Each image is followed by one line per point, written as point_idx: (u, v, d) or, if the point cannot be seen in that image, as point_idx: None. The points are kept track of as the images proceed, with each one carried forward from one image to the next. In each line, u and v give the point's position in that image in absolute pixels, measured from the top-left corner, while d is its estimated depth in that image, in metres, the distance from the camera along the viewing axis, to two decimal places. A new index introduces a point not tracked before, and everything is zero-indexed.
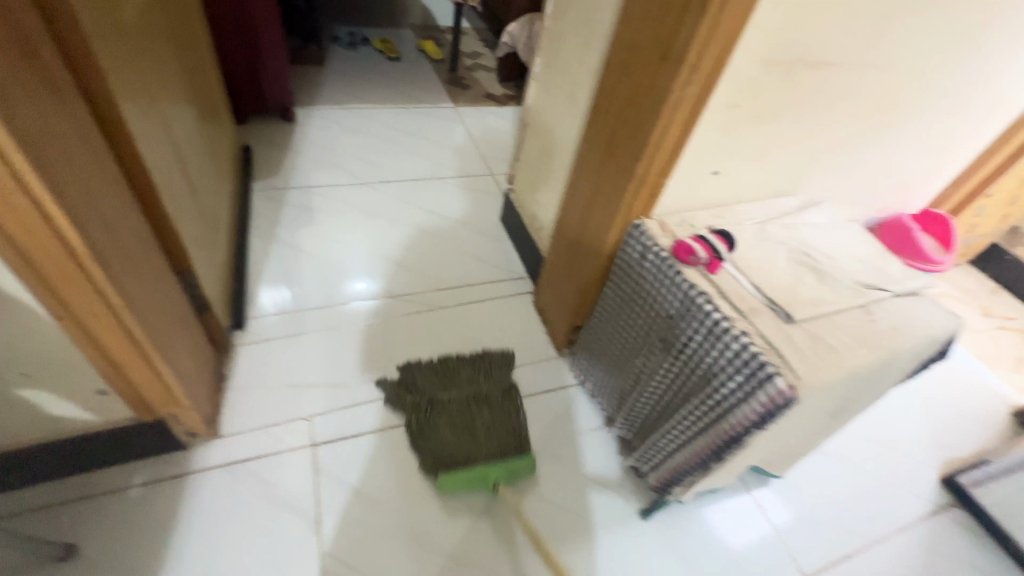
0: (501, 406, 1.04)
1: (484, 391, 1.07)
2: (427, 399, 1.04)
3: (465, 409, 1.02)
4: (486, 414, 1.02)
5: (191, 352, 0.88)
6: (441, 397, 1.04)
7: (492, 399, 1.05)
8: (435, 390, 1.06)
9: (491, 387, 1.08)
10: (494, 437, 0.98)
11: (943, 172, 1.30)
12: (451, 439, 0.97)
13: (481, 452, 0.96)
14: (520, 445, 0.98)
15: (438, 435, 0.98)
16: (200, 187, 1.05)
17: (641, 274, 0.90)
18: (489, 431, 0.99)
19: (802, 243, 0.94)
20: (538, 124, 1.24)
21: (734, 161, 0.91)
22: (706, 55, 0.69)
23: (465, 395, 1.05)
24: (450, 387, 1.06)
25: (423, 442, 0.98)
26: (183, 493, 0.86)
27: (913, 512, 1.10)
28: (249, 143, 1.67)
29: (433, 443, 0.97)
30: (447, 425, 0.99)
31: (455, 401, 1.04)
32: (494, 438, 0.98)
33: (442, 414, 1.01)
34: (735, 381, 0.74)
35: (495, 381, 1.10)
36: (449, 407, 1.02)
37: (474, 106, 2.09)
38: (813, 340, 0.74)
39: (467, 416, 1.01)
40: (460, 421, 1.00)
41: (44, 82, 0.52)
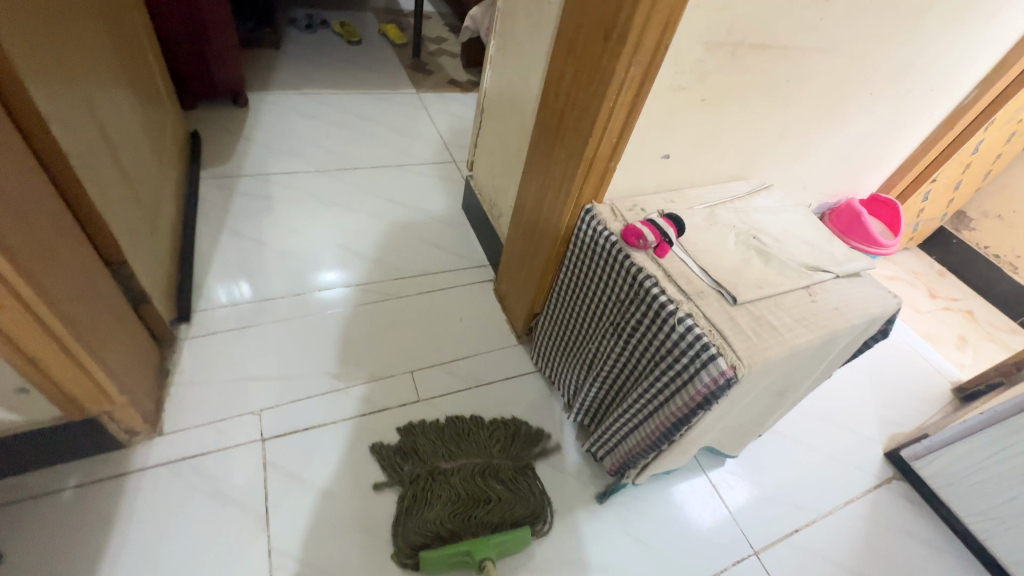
0: (510, 484, 0.96)
1: (497, 460, 0.99)
2: (431, 464, 0.95)
3: (471, 480, 0.94)
4: (491, 491, 0.93)
5: (127, 347, 0.84)
6: (446, 465, 0.96)
7: (502, 476, 0.96)
8: (440, 458, 0.96)
9: (503, 460, 0.99)
10: (494, 512, 0.90)
11: (890, 158, 1.34)
12: (447, 515, 0.88)
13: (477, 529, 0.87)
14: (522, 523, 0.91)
15: (433, 507, 0.89)
16: (136, 174, 0.99)
17: (593, 259, 0.90)
18: (489, 505, 0.91)
19: (752, 227, 0.95)
20: (495, 109, 1.22)
21: (684, 145, 0.91)
22: (647, 36, 0.68)
23: (473, 464, 0.97)
24: (460, 453, 0.98)
25: (412, 512, 0.89)
26: (121, 493, 0.83)
27: (859, 486, 1.15)
28: (199, 128, 1.60)
29: (425, 516, 0.88)
30: (447, 497, 0.91)
31: (462, 469, 0.95)
32: (493, 513, 0.89)
33: (443, 482, 0.93)
34: (680, 364, 0.74)
35: (512, 454, 1.01)
36: (453, 477, 0.94)
37: (438, 92, 2.05)
38: (756, 321, 0.76)
39: (471, 492, 0.92)
40: (461, 495, 0.91)
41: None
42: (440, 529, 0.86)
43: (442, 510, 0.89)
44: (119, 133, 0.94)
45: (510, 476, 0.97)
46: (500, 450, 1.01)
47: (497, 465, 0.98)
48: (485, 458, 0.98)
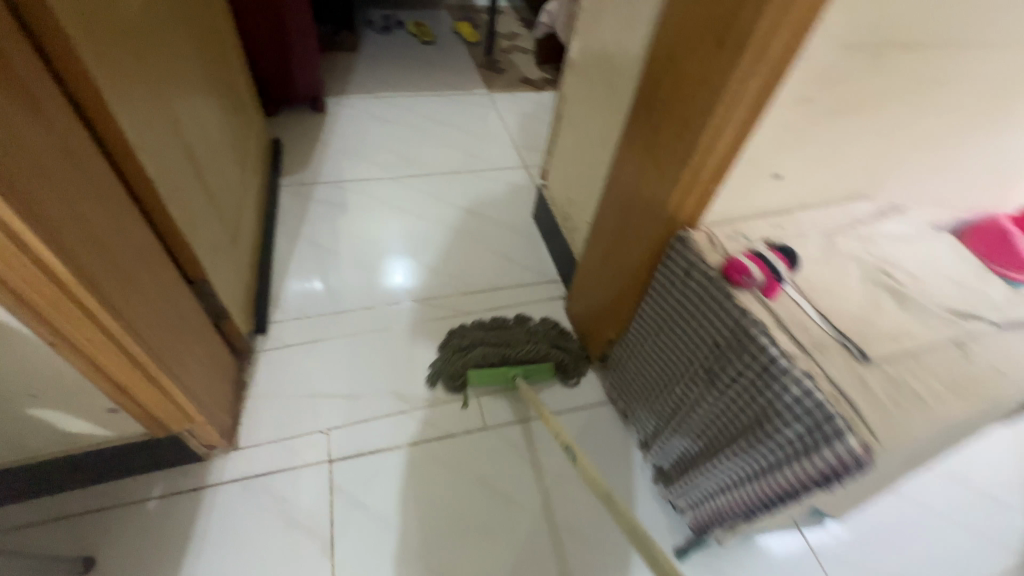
0: (545, 335, 1.10)
1: (540, 329, 1.12)
2: (478, 325, 1.12)
3: (510, 329, 1.11)
4: (528, 338, 1.08)
5: (207, 364, 0.85)
6: (500, 322, 1.13)
7: (537, 331, 1.10)
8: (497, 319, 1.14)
9: (541, 325, 1.14)
10: (528, 352, 1.05)
11: None
12: (489, 349, 1.04)
13: (513, 359, 1.04)
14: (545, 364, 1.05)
15: (476, 345, 1.06)
16: (220, 189, 1.02)
17: (685, 293, 0.79)
18: (525, 345, 1.06)
19: (880, 259, 0.80)
20: (574, 116, 1.13)
21: (801, 163, 0.78)
22: (774, 41, 0.57)
23: (513, 323, 1.13)
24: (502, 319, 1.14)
25: (458, 348, 1.07)
26: (199, 507, 0.85)
27: (996, 566, 0.96)
28: (280, 135, 1.65)
29: (470, 351, 1.05)
30: (489, 339, 1.07)
31: (504, 326, 1.12)
32: (528, 348, 1.05)
33: (487, 331, 1.10)
34: (794, 431, 0.63)
35: (551, 329, 1.13)
36: (495, 328, 1.11)
37: (510, 92, 1.99)
38: (893, 385, 0.62)
39: (510, 337, 1.08)
40: (501, 337, 1.08)
41: (22, 102, 0.48)
42: (482, 356, 1.03)
43: (485, 346, 1.05)
44: (205, 149, 0.97)
45: (545, 337, 1.10)
46: (543, 324, 1.13)
47: (534, 325, 1.13)
48: (524, 322, 1.13)
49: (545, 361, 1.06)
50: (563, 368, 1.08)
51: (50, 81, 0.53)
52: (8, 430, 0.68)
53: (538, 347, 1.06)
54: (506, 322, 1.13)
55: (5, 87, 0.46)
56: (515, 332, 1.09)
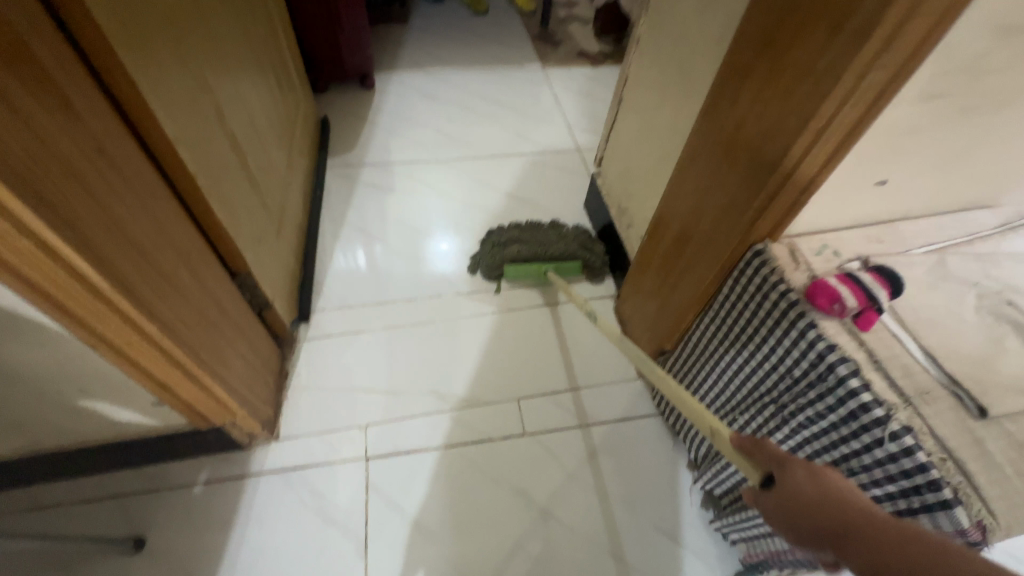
0: (575, 238, 1.20)
1: (568, 231, 1.22)
2: (515, 226, 1.24)
3: (543, 230, 1.22)
4: (558, 237, 1.20)
5: (250, 356, 0.85)
6: (531, 225, 1.23)
7: (567, 232, 1.21)
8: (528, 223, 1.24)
9: (571, 228, 1.24)
10: (560, 251, 1.16)
11: None
12: (524, 247, 1.16)
13: (545, 257, 1.16)
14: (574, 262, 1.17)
15: (512, 242, 1.18)
16: (265, 175, 1.00)
17: (759, 314, 0.70)
18: (556, 245, 1.17)
19: (1004, 285, 0.67)
20: (637, 101, 1.02)
21: (914, 168, 0.65)
22: (910, 26, 0.46)
23: (546, 226, 1.24)
24: (536, 222, 1.25)
25: (497, 243, 1.19)
26: (241, 495, 0.87)
27: None
28: (328, 113, 1.62)
29: (507, 246, 1.18)
30: (523, 237, 1.19)
31: (537, 228, 1.23)
32: (558, 248, 1.16)
33: (521, 231, 1.22)
34: (884, 491, 0.55)
35: (580, 231, 1.23)
36: (530, 228, 1.22)
37: (565, 67, 1.86)
38: (1017, 450, 0.52)
39: (542, 237, 1.19)
40: (534, 238, 1.20)
41: (54, 106, 0.45)
42: (516, 253, 1.16)
43: (520, 244, 1.17)
44: (250, 135, 0.95)
45: (574, 237, 1.21)
46: (571, 228, 1.23)
47: (565, 229, 1.23)
48: (555, 224, 1.24)
49: (574, 260, 1.17)
50: (589, 267, 1.19)
51: (86, 78, 0.50)
52: (64, 418, 0.70)
53: (568, 247, 1.17)
54: (540, 225, 1.24)
55: (35, 91, 0.43)
56: (546, 233, 1.21)
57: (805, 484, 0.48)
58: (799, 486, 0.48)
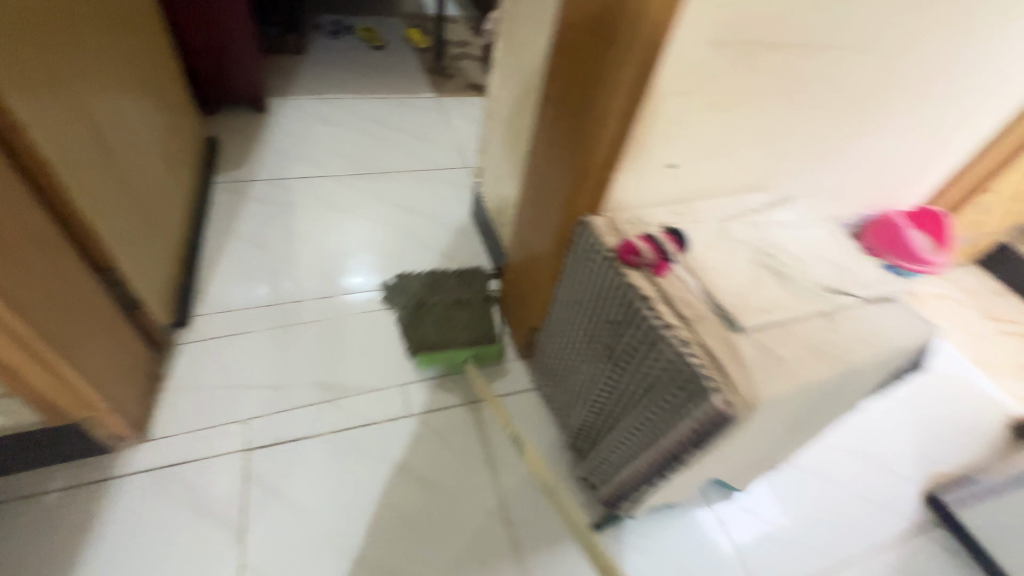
0: (476, 292, 1.22)
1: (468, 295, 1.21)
2: (413, 291, 1.22)
3: (448, 306, 1.18)
4: (461, 302, 1.19)
5: (115, 352, 0.85)
6: (434, 301, 1.19)
7: (474, 303, 1.19)
8: (429, 297, 1.20)
9: (473, 291, 1.23)
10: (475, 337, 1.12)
11: (933, 166, 1.23)
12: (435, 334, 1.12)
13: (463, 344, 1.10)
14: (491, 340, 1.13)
15: (420, 328, 1.13)
16: (137, 180, 1.02)
17: (589, 274, 0.83)
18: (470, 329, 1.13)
19: (767, 243, 0.86)
20: (499, 114, 1.17)
21: (692, 153, 0.84)
22: (641, 35, 0.62)
23: (449, 298, 1.20)
24: (438, 293, 1.22)
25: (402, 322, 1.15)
26: (103, 498, 0.83)
27: (888, 532, 1.04)
28: (217, 134, 1.63)
29: (415, 332, 1.12)
30: (433, 312, 1.17)
31: (439, 301, 1.19)
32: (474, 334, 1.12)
33: (425, 293, 1.21)
34: (673, 395, 0.68)
35: (479, 289, 1.24)
36: (435, 308, 1.18)
37: (458, 97, 2.03)
38: (761, 352, 0.68)
39: (451, 320, 1.15)
40: (441, 319, 1.15)
41: None
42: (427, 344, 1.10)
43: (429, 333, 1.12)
44: (120, 140, 0.97)
45: (477, 299, 1.21)
46: (469, 287, 1.24)
47: (465, 288, 1.24)
48: (459, 294, 1.21)
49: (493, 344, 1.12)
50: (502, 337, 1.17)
51: None
52: None
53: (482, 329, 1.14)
54: (439, 289, 1.23)
55: None
56: (447, 298, 1.20)
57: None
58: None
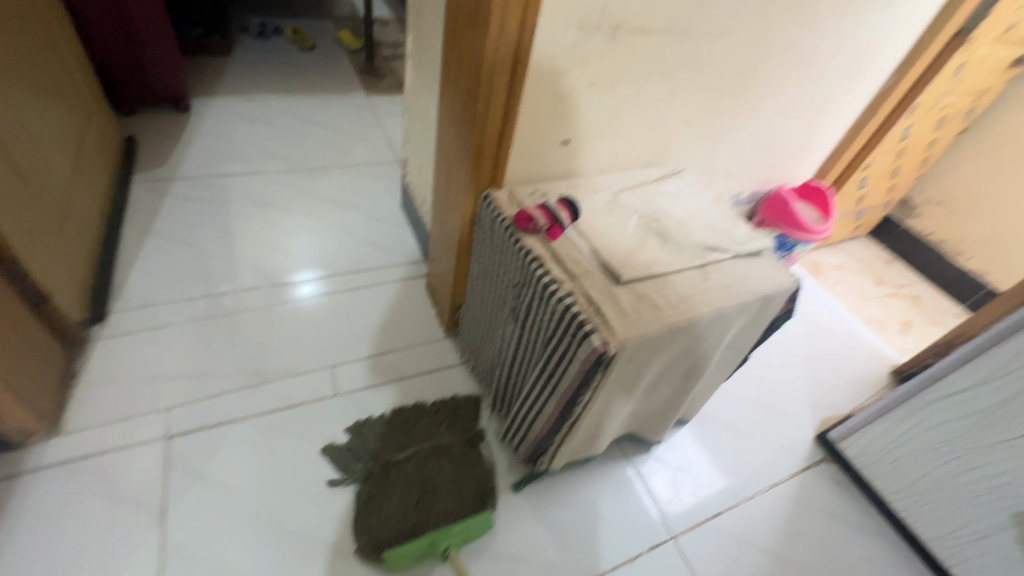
0: (456, 442, 1.02)
1: (446, 441, 1.02)
2: (376, 450, 0.99)
3: (423, 467, 0.97)
4: (438, 458, 0.99)
5: (19, 344, 0.84)
6: (399, 457, 0.98)
7: (454, 458, 1.00)
8: (392, 452, 0.99)
9: (453, 437, 1.03)
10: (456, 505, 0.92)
11: (812, 145, 1.38)
12: (405, 511, 0.91)
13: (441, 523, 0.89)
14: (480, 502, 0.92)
15: (388, 508, 0.91)
16: (40, 174, 1.00)
17: (493, 244, 0.89)
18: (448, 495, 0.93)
19: (654, 210, 0.95)
20: (415, 104, 1.22)
21: (582, 130, 0.92)
22: (508, 15, 0.69)
23: (426, 457, 0.99)
24: (412, 450, 0.99)
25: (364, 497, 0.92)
26: (12, 494, 0.82)
27: (784, 470, 1.16)
28: (135, 134, 1.60)
29: (381, 513, 0.90)
30: (404, 476, 0.95)
31: (411, 462, 0.98)
32: None
33: (389, 449, 0.99)
34: (564, 343, 0.75)
35: (459, 430, 1.04)
36: (406, 470, 0.96)
37: (388, 96, 2.07)
38: (638, 299, 0.76)
39: (428, 492, 0.94)
40: (416, 494, 0.93)
41: None
42: (397, 531, 0.88)
43: (399, 514, 0.90)
44: (19, 133, 0.96)
45: (459, 448, 1.01)
46: (447, 428, 1.04)
47: (443, 433, 1.03)
48: (437, 450, 1.00)
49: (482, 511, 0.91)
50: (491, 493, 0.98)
51: None
52: None
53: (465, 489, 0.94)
54: (409, 446, 1.00)
55: None
56: (418, 454, 0.99)
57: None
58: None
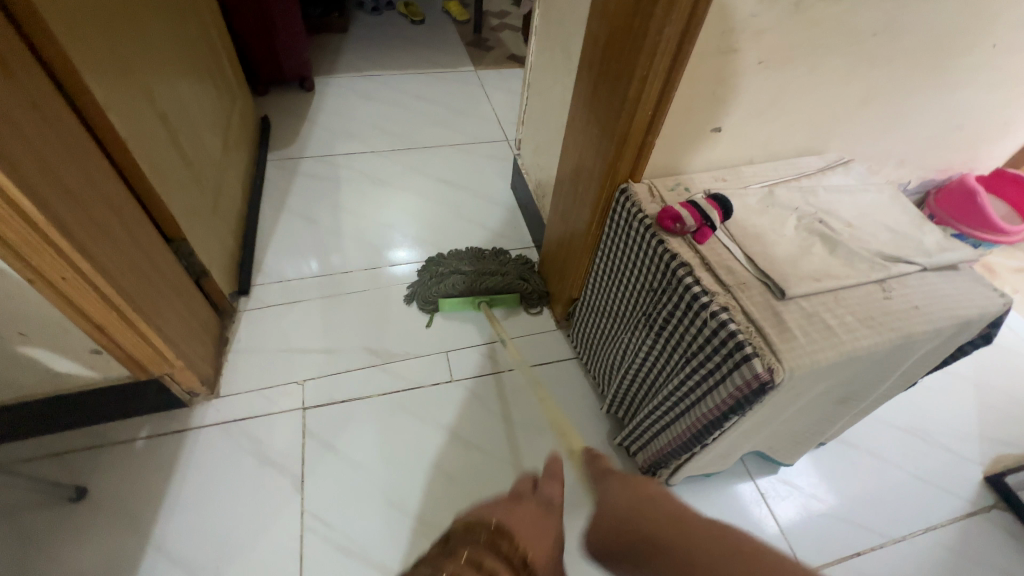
0: (516, 265, 1.20)
1: (506, 262, 1.20)
2: (456, 253, 1.22)
3: (483, 272, 1.17)
4: (497, 268, 1.18)
5: (187, 315, 0.94)
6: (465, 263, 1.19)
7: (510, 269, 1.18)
8: (462, 260, 1.20)
9: (512, 262, 1.21)
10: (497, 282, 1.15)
11: (1015, 124, 1.13)
12: (460, 280, 1.15)
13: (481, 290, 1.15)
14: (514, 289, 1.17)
15: (452, 274, 1.16)
16: (199, 156, 1.10)
17: (628, 241, 0.83)
18: (493, 276, 1.16)
19: (818, 209, 0.82)
20: (538, 83, 1.16)
21: (739, 115, 0.81)
22: None
23: (486, 253, 1.23)
24: (478, 251, 1.25)
25: (435, 274, 1.18)
26: (181, 446, 0.94)
27: (943, 512, 0.99)
28: (268, 114, 1.71)
29: (444, 279, 1.15)
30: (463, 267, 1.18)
31: (477, 254, 1.22)
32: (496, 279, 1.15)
33: (461, 258, 1.20)
34: (713, 361, 0.67)
35: (518, 259, 1.23)
36: (469, 271, 1.17)
37: (497, 70, 2.01)
38: (806, 318, 0.66)
39: (483, 269, 1.18)
40: (473, 269, 1.18)
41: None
42: (452, 284, 1.14)
43: (458, 275, 1.16)
44: (184, 118, 1.04)
45: (515, 266, 1.20)
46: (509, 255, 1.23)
47: (506, 257, 1.22)
48: (496, 253, 1.24)
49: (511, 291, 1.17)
50: (527, 297, 1.19)
51: (26, 52, 0.62)
52: (3, 366, 0.79)
53: (507, 277, 1.17)
54: (480, 251, 1.23)
55: None
56: (481, 262, 1.19)
57: (539, 536, 0.47)
58: (554, 537, 0.49)
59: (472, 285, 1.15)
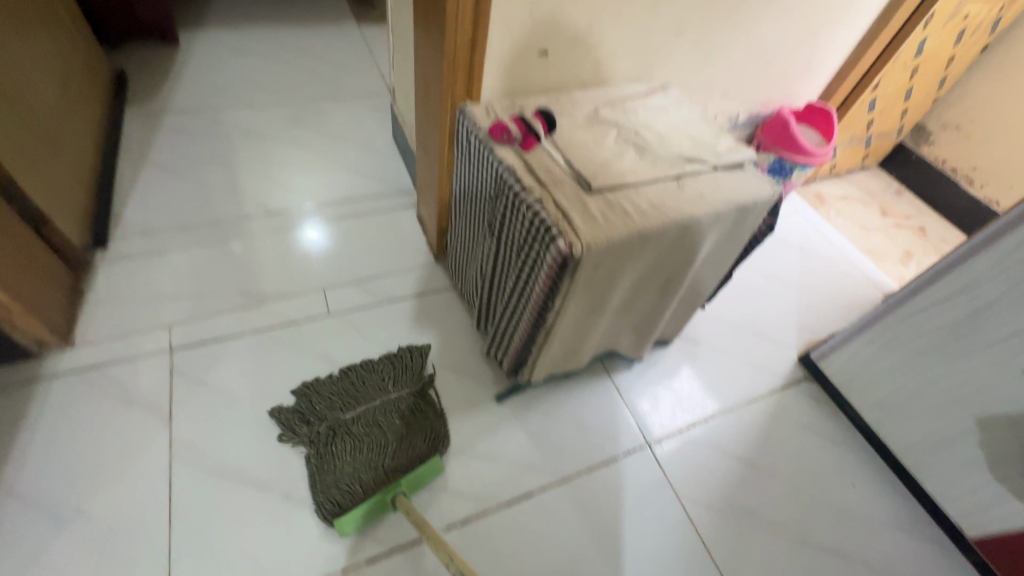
0: (404, 389, 1.00)
1: (395, 401, 0.97)
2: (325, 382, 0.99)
3: (374, 431, 0.91)
4: (389, 422, 0.93)
5: (25, 261, 0.89)
6: (345, 420, 0.92)
7: (406, 415, 0.95)
8: (337, 413, 0.93)
9: (401, 392, 0.99)
10: (403, 453, 0.89)
11: (815, 62, 1.32)
12: (352, 466, 0.86)
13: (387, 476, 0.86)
14: (427, 449, 0.92)
15: (336, 458, 0.87)
16: (30, 100, 1.02)
17: (470, 157, 0.90)
18: (391, 443, 0.90)
19: (636, 124, 0.93)
20: (397, 23, 1.19)
21: (560, 38, 0.90)
22: None
23: (374, 404, 0.96)
24: (356, 398, 0.97)
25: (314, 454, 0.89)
26: (31, 396, 0.90)
27: (765, 388, 1.19)
28: (124, 67, 1.59)
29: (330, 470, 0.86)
30: (345, 438, 0.90)
31: (353, 387, 0.98)
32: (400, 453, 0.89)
33: (334, 404, 0.95)
34: (534, 249, 0.76)
35: (405, 382, 1.01)
36: (354, 433, 0.91)
37: (381, 26, 1.99)
38: (607, 205, 0.77)
39: (374, 439, 0.90)
40: (361, 438, 0.90)
41: None
42: (347, 483, 0.85)
43: (346, 459, 0.87)
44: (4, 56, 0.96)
45: (408, 407, 0.96)
46: (392, 381, 1.00)
47: (392, 392, 0.98)
48: (384, 395, 0.98)
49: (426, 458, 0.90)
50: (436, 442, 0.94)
51: None
52: None
53: (410, 440, 0.91)
54: (353, 383, 0.99)
55: None
56: (363, 415, 0.93)
57: None
58: None
59: (371, 468, 0.86)
